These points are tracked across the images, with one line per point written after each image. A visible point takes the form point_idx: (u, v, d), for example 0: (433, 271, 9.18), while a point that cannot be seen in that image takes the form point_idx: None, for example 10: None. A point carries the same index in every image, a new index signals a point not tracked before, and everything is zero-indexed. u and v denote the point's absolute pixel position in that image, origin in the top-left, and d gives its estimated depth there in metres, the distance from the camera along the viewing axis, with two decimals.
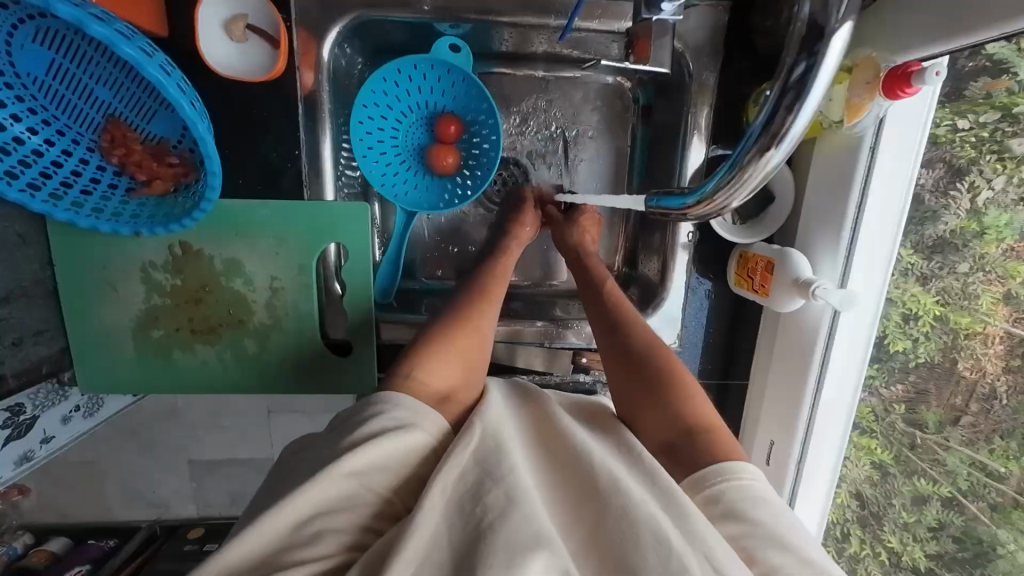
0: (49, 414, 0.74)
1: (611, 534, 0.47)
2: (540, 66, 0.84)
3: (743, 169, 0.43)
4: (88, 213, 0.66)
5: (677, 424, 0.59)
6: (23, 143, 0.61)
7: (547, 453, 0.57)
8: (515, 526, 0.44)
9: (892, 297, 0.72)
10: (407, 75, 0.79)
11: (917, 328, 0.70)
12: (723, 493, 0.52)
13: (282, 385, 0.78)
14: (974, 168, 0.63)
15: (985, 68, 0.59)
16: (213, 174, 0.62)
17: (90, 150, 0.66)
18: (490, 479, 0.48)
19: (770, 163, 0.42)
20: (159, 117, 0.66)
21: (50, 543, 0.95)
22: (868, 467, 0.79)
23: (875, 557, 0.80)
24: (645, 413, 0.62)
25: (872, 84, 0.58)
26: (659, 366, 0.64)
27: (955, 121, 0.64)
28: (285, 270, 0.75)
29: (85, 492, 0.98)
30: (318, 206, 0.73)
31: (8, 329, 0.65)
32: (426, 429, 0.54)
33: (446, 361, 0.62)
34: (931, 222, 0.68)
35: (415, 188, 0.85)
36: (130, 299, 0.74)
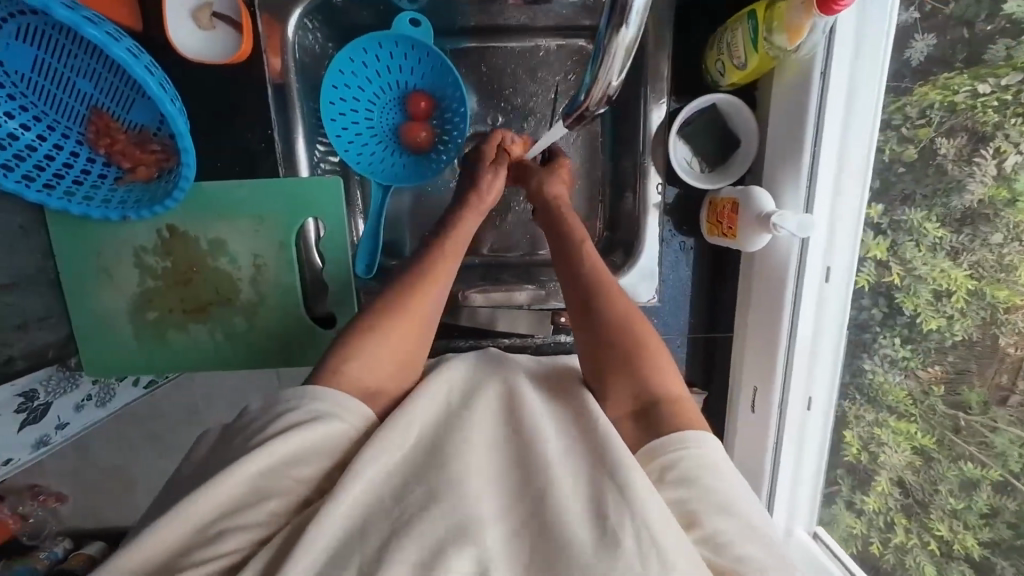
0: (61, 402, 0.84)
1: (548, 510, 0.48)
2: (513, 38, 0.86)
3: (608, 47, 0.51)
4: (80, 201, 0.71)
5: (642, 393, 0.60)
6: (17, 138, 0.66)
7: (500, 424, 0.58)
8: (432, 522, 0.46)
9: (920, 275, 0.69)
10: (374, 55, 0.82)
11: (951, 305, 0.66)
12: (678, 460, 0.52)
13: (270, 360, 0.81)
14: (1000, 132, 0.60)
15: (1005, 29, 0.59)
16: (185, 150, 0.66)
17: (78, 143, 0.70)
18: (419, 477, 0.50)
19: (626, 34, 0.49)
20: (137, 106, 0.71)
21: (88, 547, 1.10)
22: (909, 453, 0.73)
23: (924, 547, 0.72)
24: (612, 380, 0.62)
25: (807, 2, 0.56)
26: (630, 333, 0.64)
27: (975, 85, 0.62)
28: (265, 247, 0.78)
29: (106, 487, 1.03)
30: (292, 184, 0.77)
31: (12, 312, 0.70)
32: (347, 420, 0.56)
33: (383, 351, 0.63)
34: (956, 193, 0.65)
35: (391, 166, 0.88)
36: (124, 283, 0.78)
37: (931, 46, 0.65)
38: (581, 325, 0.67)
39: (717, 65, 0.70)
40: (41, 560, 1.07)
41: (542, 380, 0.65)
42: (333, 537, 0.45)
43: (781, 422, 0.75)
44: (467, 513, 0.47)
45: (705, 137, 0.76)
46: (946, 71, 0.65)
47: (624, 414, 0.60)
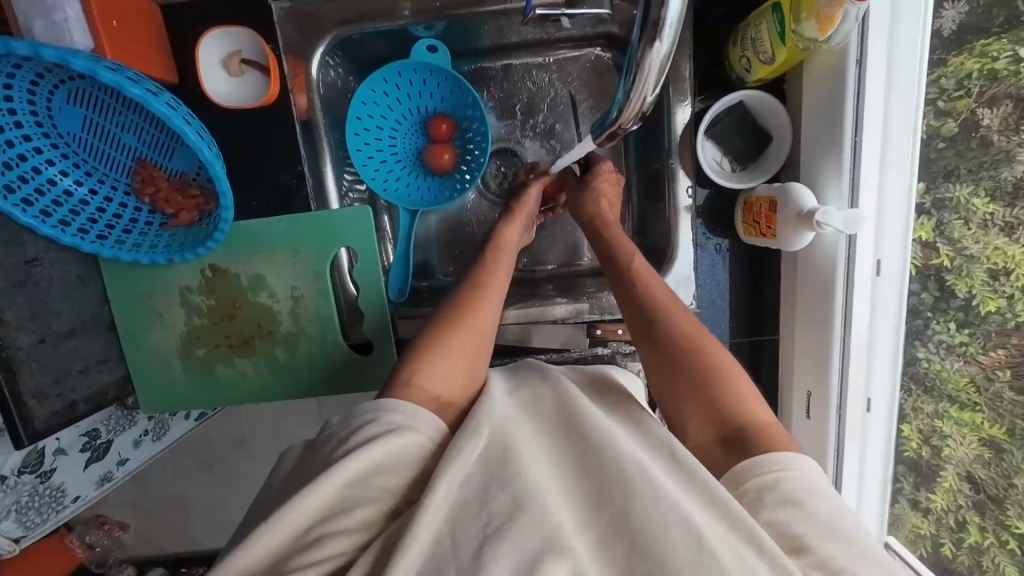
0: (121, 438, 0.90)
1: (634, 522, 0.46)
2: (524, 54, 0.87)
3: (641, 65, 0.49)
4: (130, 248, 0.75)
5: (727, 419, 0.57)
6: (72, 194, 0.71)
7: (567, 429, 0.56)
8: (511, 542, 0.44)
9: (973, 255, 0.64)
10: (395, 84, 0.84)
11: (1010, 284, 0.62)
12: (779, 483, 0.49)
13: (312, 389, 0.83)
14: None
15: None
16: (223, 194, 0.69)
17: (125, 194, 0.74)
18: (496, 482, 0.48)
19: (660, 50, 0.47)
20: (177, 154, 0.74)
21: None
22: (976, 445, 0.67)
23: (1002, 546, 0.67)
24: (691, 407, 0.59)
25: None
26: (702, 357, 0.60)
27: (1016, 49, 0.58)
28: (302, 279, 0.80)
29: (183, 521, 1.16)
30: (325, 216, 0.79)
31: (73, 356, 0.74)
32: (421, 430, 0.55)
33: (446, 363, 0.63)
34: (1007, 163, 0.61)
35: (417, 189, 0.89)
36: (173, 323, 0.82)
37: (964, 12, 0.61)
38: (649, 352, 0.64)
39: (742, 62, 0.68)
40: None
41: (601, 393, 0.63)
42: (418, 550, 0.44)
43: (839, 427, 0.71)
44: (546, 531, 0.45)
45: (734, 133, 0.73)
46: (982, 36, 0.61)
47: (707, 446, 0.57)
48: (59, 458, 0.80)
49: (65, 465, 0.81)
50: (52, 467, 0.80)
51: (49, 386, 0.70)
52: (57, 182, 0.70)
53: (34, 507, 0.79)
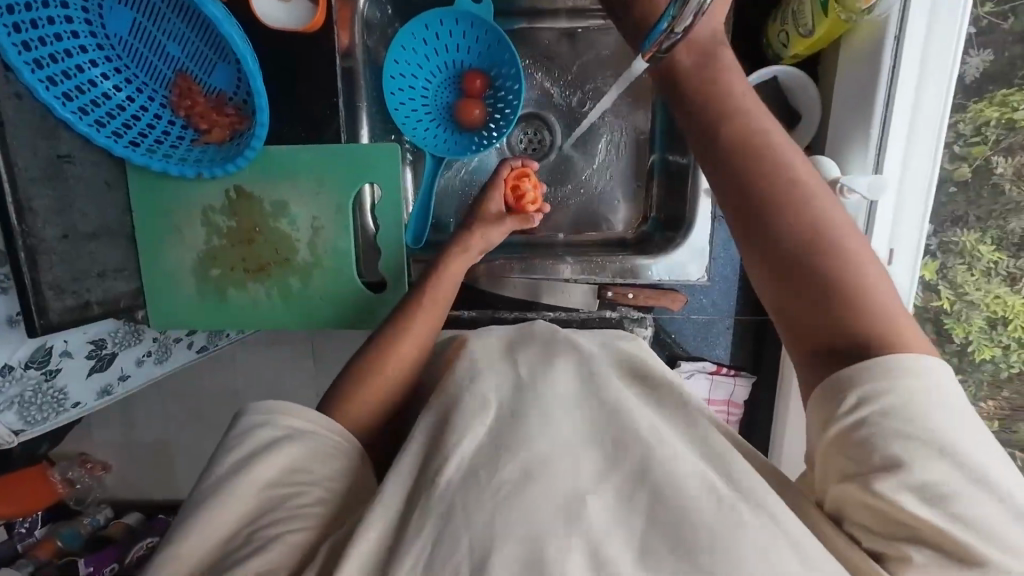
0: (124, 354, 0.91)
1: (656, 479, 0.46)
2: (558, 19, 0.89)
3: None
4: (161, 158, 0.76)
5: (838, 320, 0.44)
6: (110, 97, 0.72)
7: (580, 392, 0.56)
8: (540, 506, 0.44)
9: (973, 301, 0.77)
10: (435, 32, 0.86)
11: (1008, 333, 0.76)
12: (925, 412, 0.40)
13: (321, 321, 0.84)
14: None
15: None
16: (261, 108, 0.70)
17: (162, 105, 0.76)
18: (507, 450, 0.48)
19: None
20: (217, 70, 0.75)
21: (127, 517, 1.28)
22: None
23: None
24: (792, 302, 0.46)
25: None
26: (828, 240, 0.45)
27: None
28: (324, 210, 0.81)
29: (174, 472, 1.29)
30: (353, 148, 0.80)
31: (92, 258, 0.75)
32: (319, 432, 0.54)
33: (396, 357, 0.65)
34: (1015, 215, 0.73)
35: (444, 139, 0.90)
36: (192, 240, 0.83)
37: (987, 61, 0.69)
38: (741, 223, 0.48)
39: (780, 36, 0.70)
40: (86, 523, 1.25)
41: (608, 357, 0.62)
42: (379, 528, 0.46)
43: None
44: (572, 486, 0.46)
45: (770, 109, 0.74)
46: (1003, 87, 0.70)
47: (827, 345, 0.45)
48: (65, 360, 0.81)
49: (69, 368, 0.83)
50: (58, 367, 0.81)
51: (68, 283, 0.71)
52: (97, 82, 0.71)
53: (35, 405, 0.80)
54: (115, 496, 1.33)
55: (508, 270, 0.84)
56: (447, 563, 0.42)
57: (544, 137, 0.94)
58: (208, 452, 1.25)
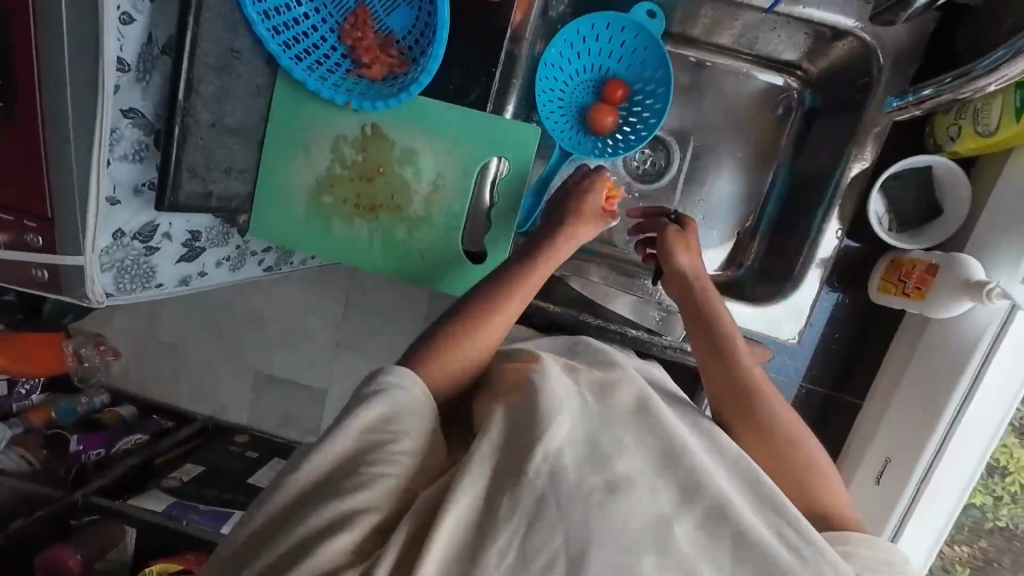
0: (211, 252, 0.93)
1: (734, 514, 0.46)
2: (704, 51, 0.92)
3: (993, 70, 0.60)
4: (317, 77, 0.77)
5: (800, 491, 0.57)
6: (291, 10, 0.75)
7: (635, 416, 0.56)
8: (633, 514, 0.45)
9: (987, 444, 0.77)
10: (596, 33, 0.86)
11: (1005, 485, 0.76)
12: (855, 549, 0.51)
13: (414, 274, 0.86)
14: None
15: None
16: (435, 56, 0.72)
17: (332, 30, 0.78)
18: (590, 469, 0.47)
19: None
20: (396, 13, 0.78)
21: (120, 408, 1.50)
22: None
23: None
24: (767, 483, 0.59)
25: None
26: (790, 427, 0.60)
27: None
28: (450, 169, 0.82)
29: (161, 371, 1.54)
30: (496, 119, 0.80)
31: (223, 154, 0.77)
32: (405, 388, 0.55)
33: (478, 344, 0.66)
34: None
35: (573, 134, 0.93)
36: (316, 162, 0.84)
37: None
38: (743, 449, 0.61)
39: (949, 129, 0.71)
40: (82, 403, 1.49)
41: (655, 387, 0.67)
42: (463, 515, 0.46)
43: (914, 503, 0.69)
44: (655, 511, 0.46)
45: (907, 195, 0.75)
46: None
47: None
48: (165, 241, 0.83)
49: (165, 251, 0.84)
50: (157, 246, 0.82)
51: (201, 168, 0.73)
52: None
53: (127, 275, 0.79)
54: (113, 383, 1.56)
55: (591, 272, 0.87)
56: (542, 547, 0.43)
57: (660, 160, 0.96)
58: (224, 374, 1.49)
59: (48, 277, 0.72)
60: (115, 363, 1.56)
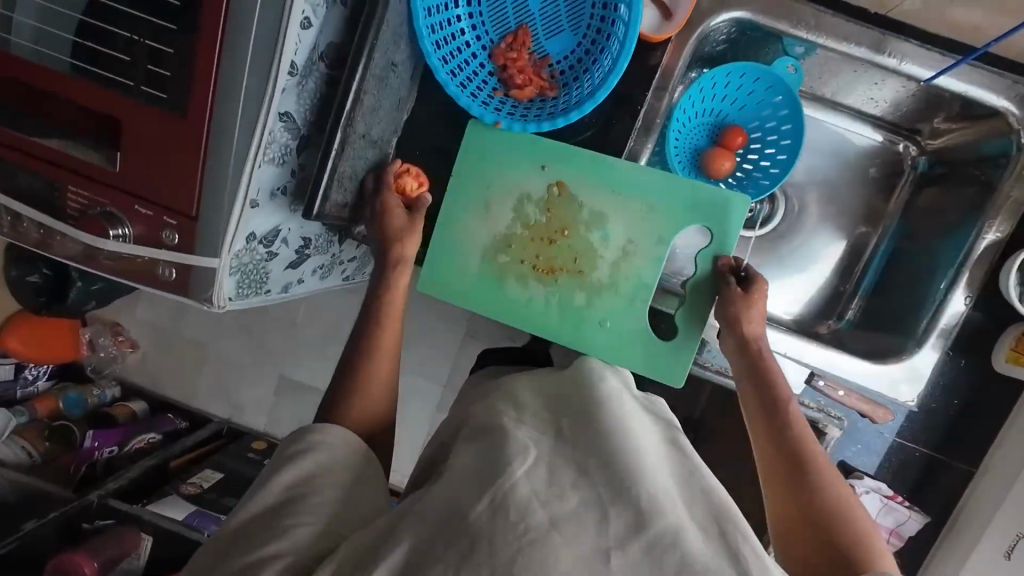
0: (310, 260, 0.91)
1: (684, 548, 0.46)
2: (819, 108, 0.96)
3: None
4: (469, 95, 0.76)
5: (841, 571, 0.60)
6: (454, 25, 0.75)
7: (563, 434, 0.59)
8: (557, 556, 0.45)
9: None
10: (733, 82, 0.87)
11: None
12: None
13: (594, 344, 0.81)
14: None
15: None
16: (607, 85, 0.70)
17: (488, 47, 0.77)
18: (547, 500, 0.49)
19: None
20: (556, 38, 0.78)
21: (133, 404, 1.42)
22: None
23: None
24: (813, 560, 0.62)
25: None
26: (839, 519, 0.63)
27: None
28: (642, 235, 0.79)
29: (184, 368, 1.45)
30: (698, 186, 0.78)
31: (361, 165, 0.75)
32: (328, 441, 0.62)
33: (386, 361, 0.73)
34: None
35: (689, 172, 0.92)
36: (496, 217, 0.81)
37: None
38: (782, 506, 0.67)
39: None
40: (93, 395, 1.41)
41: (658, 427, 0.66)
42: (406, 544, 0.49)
43: None
44: (593, 544, 0.47)
45: None
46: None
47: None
48: (282, 246, 0.80)
49: (280, 257, 0.81)
50: (276, 252, 0.79)
51: (347, 176, 0.71)
52: (449, 9, 0.74)
53: (247, 280, 0.76)
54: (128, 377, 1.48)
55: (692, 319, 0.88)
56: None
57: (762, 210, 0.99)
58: (250, 375, 1.41)
59: (176, 277, 0.69)
60: (133, 355, 1.47)
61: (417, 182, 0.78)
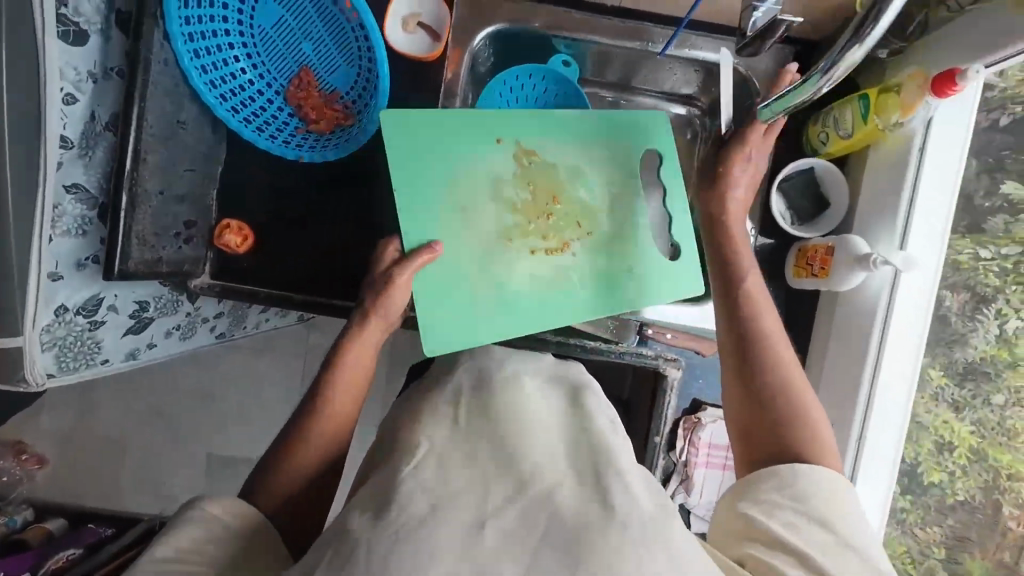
0: (158, 322, 0.92)
1: (558, 503, 0.49)
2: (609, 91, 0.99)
3: (834, 63, 0.49)
4: (267, 138, 0.81)
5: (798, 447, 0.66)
6: (237, 77, 0.79)
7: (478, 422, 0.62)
8: (436, 536, 0.45)
9: (931, 425, 0.85)
10: (521, 81, 0.92)
11: (956, 460, 0.84)
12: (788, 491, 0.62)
13: (620, 300, 0.81)
14: (999, 297, 0.81)
15: (1001, 207, 0.81)
16: (378, 109, 0.77)
17: (278, 91, 0.82)
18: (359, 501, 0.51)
19: (851, 57, 0.49)
20: (338, 71, 0.82)
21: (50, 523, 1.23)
22: None
23: None
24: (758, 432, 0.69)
25: (922, 88, 0.68)
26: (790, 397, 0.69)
27: (979, 250, 0.82)
28: (611, 172, 0.83)
29: (99, 469, 1.40)
30: (632, 115, 0.84)
31: (171, 221, 0.77)
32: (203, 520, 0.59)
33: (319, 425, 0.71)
34: (960, 347, 0.84)
35: None
36: (479, 213, 0.78)
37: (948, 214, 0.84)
38: (743, 394, 0.71)
39: (819, 136, 0.83)
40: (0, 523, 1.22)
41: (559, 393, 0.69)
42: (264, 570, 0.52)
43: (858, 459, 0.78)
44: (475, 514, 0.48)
45: (800, 194, 0.86)
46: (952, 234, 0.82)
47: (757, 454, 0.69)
48: (110, 313, 0.81)
49: (112, 324, 0.82)
50: (102, 320, 0.80)
51: (150, 235, 0.74)
52: (228, 63, 0.78)
53: (69, 353, 0.78)
54: (40, 495, 1.38)
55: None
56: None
57: None
58: (175, 461, 1.39)
59: None
60: (42, 472, 1.39)
61: (242, 236, 0.86)
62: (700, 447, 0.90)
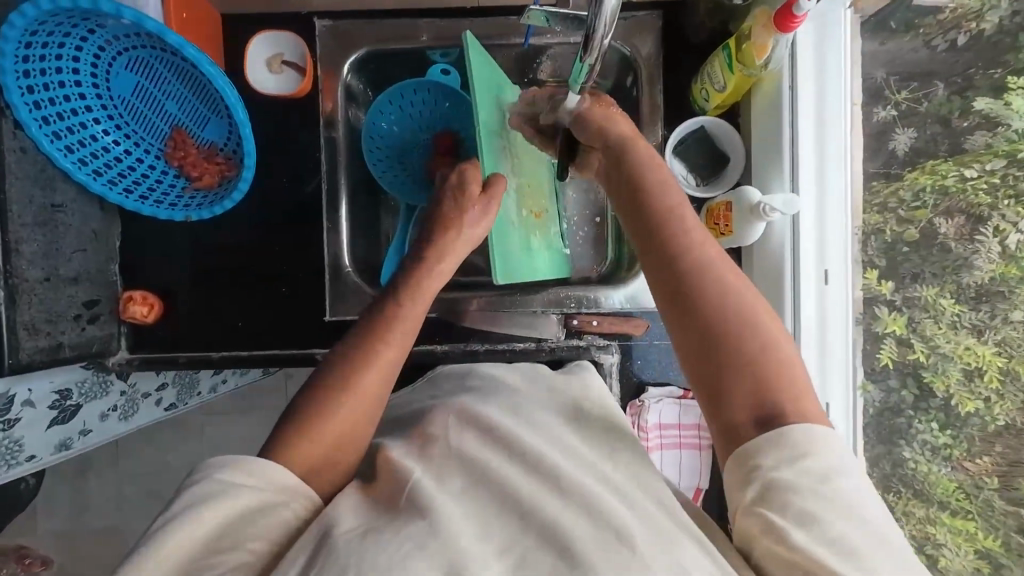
0: (89, 407, 0.91)
1: (563, 537, 0.46)
2: None
3: (595, 24, 0.57)
4: (151, 204, 0.81)
5: (774, 396, 0.51)
6: (110, 151, 0.80)
7: (475, 438, 0.56)
8: None
9: (946, 353, 0.72)
10: (409, 99, 0.89)
11: (985, 385, 0.69)
12: (801, 459, 0.48)
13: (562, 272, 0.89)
14: (995, 213, 0.67)
15: (981, 123, 0.69)
16: (248, 152, 0.77)
17: (157, 157, 0.83)
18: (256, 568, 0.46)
19: (607, 13, 0.56)
20: (210, 126, 0.84)
21: None
22: (973, 557, 0.72)
23: None
24: (726, 387, 0.52)
25: (767, 25, 0.68)
26: (752, 330, 0.53)
27: (963, 170, 0.70)
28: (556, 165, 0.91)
29: (96, 564, 1.34)
30: None
31: (69, 302, 0.77)
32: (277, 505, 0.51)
33: (327, 432, 0.56)
34: (965, 270, 0.70)
35: (415, 188, 0.93)
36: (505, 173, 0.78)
37: (915, 138, 0.76)
38: (692, 341, 0.54)
39: (702, 93, 0.83)
40: None
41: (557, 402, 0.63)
42: None
43: None
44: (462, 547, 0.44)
45: (696, 153, 0.85)
46: (931, 159, 0.74)
47: (740, 421, 0.51)
48: (27, 409, 0.80)
49: (29, 419, 0.81)
50: (17, 417, 0.79)
51: (42, 322, 0.71)
52: (98, 139, 0.78)
53: None
54: None
55: (468, 302, 0.90)
56: None
57: None
58: None
59: None
60: None
61: (148, 306, 0.87)
62: (650, 429, 0.88)
